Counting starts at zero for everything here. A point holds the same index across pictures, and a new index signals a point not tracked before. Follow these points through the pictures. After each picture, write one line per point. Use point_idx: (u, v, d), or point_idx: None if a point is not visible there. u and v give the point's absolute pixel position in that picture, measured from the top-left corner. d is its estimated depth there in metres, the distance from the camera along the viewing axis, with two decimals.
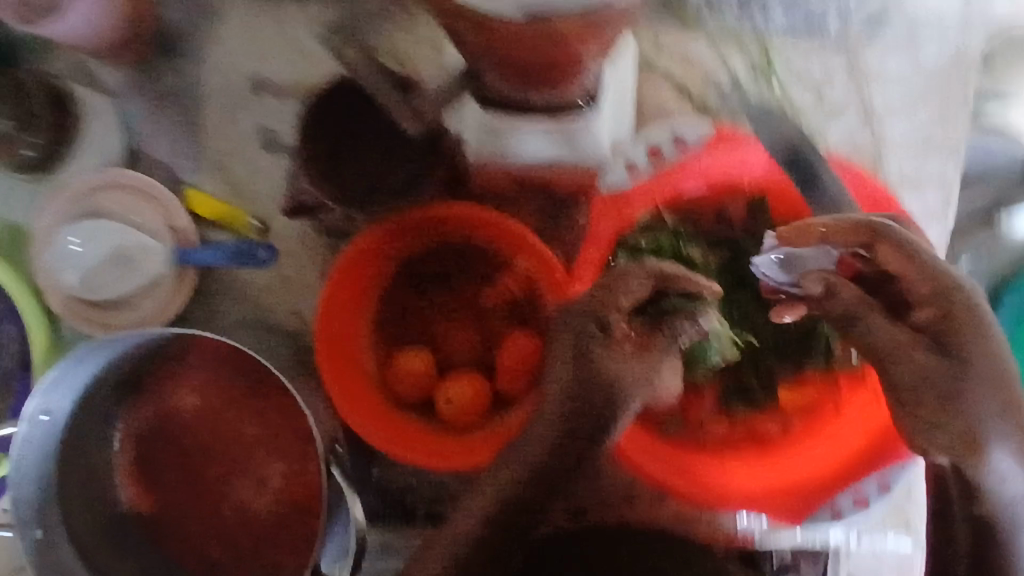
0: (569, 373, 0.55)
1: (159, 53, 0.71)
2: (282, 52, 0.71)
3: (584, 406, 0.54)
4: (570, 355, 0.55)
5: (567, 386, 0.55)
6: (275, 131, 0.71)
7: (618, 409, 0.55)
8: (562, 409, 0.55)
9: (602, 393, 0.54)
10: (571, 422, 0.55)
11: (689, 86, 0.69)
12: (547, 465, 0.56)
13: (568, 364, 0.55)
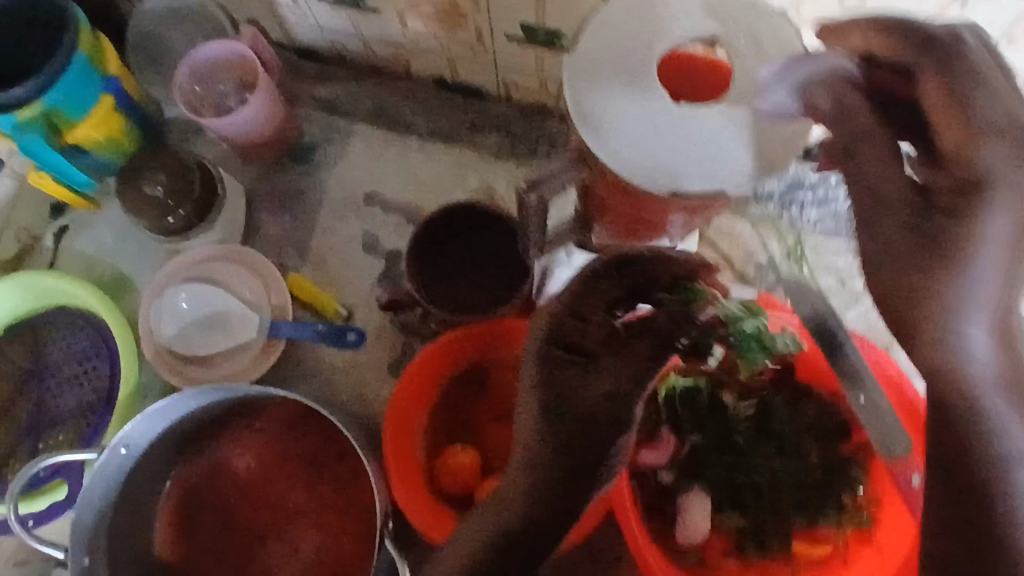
0: (551, 386, 0.57)
1: (292, 158, 0.84)
2: (393, 173, 0.84)
3: (574, 413, 0.56)
4: (554, 365, 0.57)
5: (558, 397, 0.56)
6: (374, 235, 0.82)
7: (610, 414, 0.56)
8: (554, 420, 0.56)
9: (591, 400, 0.57)
10: (567, 430, 0.55)
11: (731, 255, 0.81)
12: (551, 476, 0.54)
13: (554, 376, 0.57)
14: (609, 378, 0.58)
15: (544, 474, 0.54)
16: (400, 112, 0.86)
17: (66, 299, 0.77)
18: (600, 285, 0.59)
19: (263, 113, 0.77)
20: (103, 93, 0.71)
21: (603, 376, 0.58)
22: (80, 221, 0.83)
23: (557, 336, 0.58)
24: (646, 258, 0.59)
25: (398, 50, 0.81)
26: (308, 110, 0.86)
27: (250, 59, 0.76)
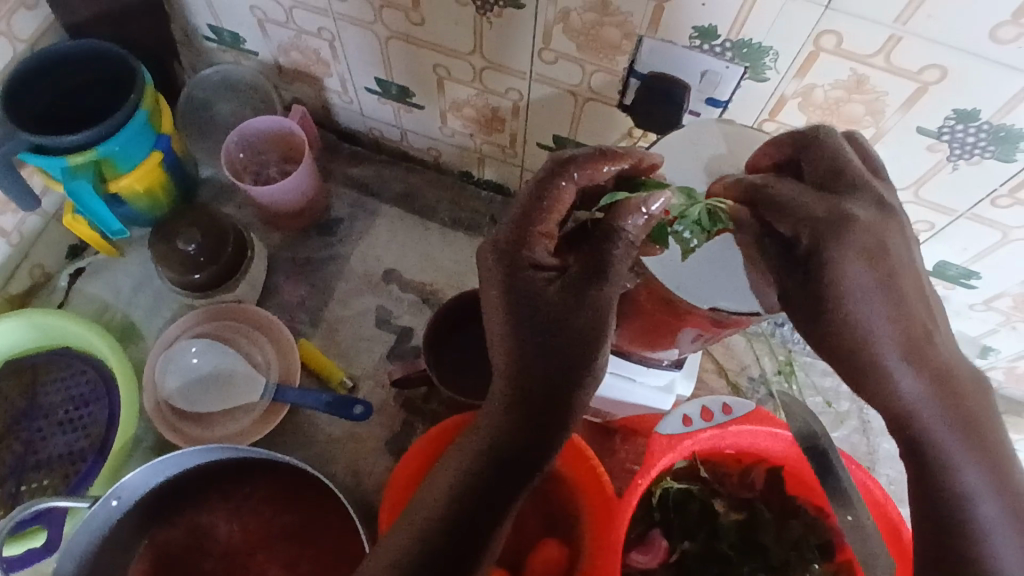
0: (514, 305, 0.45)
1: (317, 229, 0.88)
2: (411, 253, 0.88)
3: (550, 333, 0.44)
4: (519, 280, 0.45)
5: (527, 313, 0.44)
6: (388, 311, 0.84)
7: (585, 313, 0.44)
8: (523, 347, 0.44)
9: (573, 312, 0.44)
10: (539, 359, 0.43)
11: (726, 366, 0.85)
12: (519, 416, 0.43)
13: (520, 294, 0.45)
14: (593, 285, 0.45)
15: (512, 413, 0.43)
16: (425, 198, 0.91)
17: (71, 339, 0.77)
18: (567, 193, 0.47)
19: (302, 184, 0.81)
20: (154, 148, 0.75)
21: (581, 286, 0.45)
22: (99, 265, 0.84)
23: (515, 251, 0.46)
24: (592, 162, 0.48)
25: (433, 143, 0.88)
26: (339, 186, 0.91)
27: (297, 134, 0.81)
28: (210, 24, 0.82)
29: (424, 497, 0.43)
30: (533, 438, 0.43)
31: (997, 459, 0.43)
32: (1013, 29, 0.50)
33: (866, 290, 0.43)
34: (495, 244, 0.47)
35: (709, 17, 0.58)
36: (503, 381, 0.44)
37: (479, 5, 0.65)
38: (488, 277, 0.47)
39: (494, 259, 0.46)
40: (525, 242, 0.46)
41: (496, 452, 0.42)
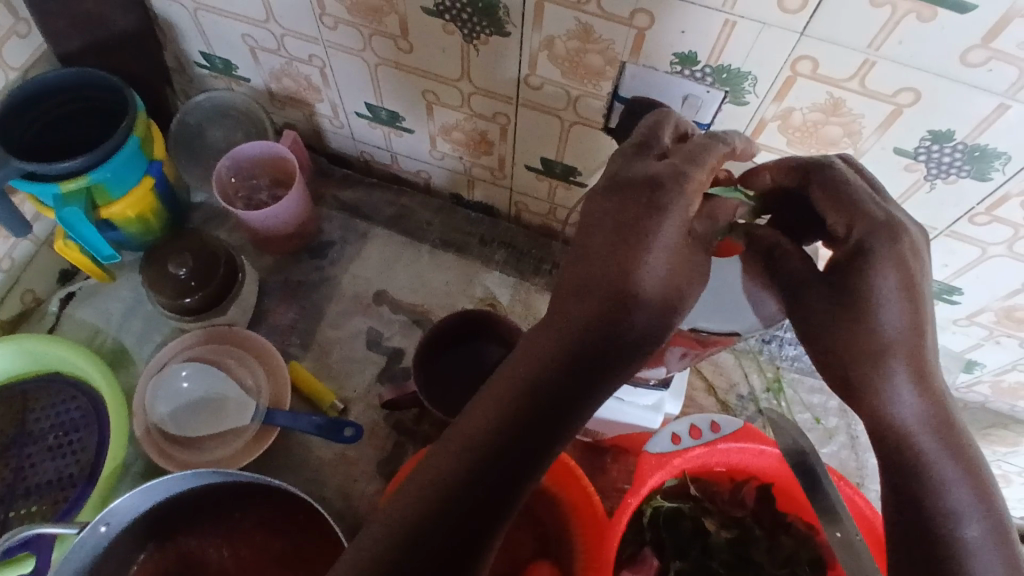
0: (601, 267, 0.45)
1: (308, 252, 0.89)
2: (401, 275, 0.88)
3: (614, 325, 0.44)
4: (613, 263, 0.45)
5: (603, 295, 0.45)
6: (379, 332, 0.85)
7: (668, 287, 0.45)
8: (588, 330, 0.44)
9: (642, 306, 0.44)
10: (597, 319, 0.44)
11: (715, 383, 0.86)
12: (558, 392, 0.43)
13: (604, 273, 0.45)
14: (681, 274, 0.46)
15: (557, 387, 0.43)
16: (417, 220, 0.92)
17: (62, 365, 0.77)
18: (704, 174, 0.46)
19: (293, 209, 0.82)
20: (145, 174, 0.76)
21: (669, 279, 0.45)
22: (90, 290, 0.84)
23: (638, 206, 0.45)
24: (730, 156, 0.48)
25: (424, 166, 0.89)
26: (330, 210, 0.92)
27: (288, 159, 0.82)
28: (201, 52, 0.83)
29: (448, 440, 0.44)
30: (568, 396, 0.44)
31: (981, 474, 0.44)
32: (981, 53, 0.52)
33: (889, 295, 0.44)
34: (605, 211, 0.46)
35: (688, 44, 0.60)
36: (556, 352, 0.44)
37: (466, 33, 0.67)
38: (590, 241, 0.46)
39: (600, 228, 0.46)
40: (648, 219, 0.45)
41: (527, 420, 0.43)
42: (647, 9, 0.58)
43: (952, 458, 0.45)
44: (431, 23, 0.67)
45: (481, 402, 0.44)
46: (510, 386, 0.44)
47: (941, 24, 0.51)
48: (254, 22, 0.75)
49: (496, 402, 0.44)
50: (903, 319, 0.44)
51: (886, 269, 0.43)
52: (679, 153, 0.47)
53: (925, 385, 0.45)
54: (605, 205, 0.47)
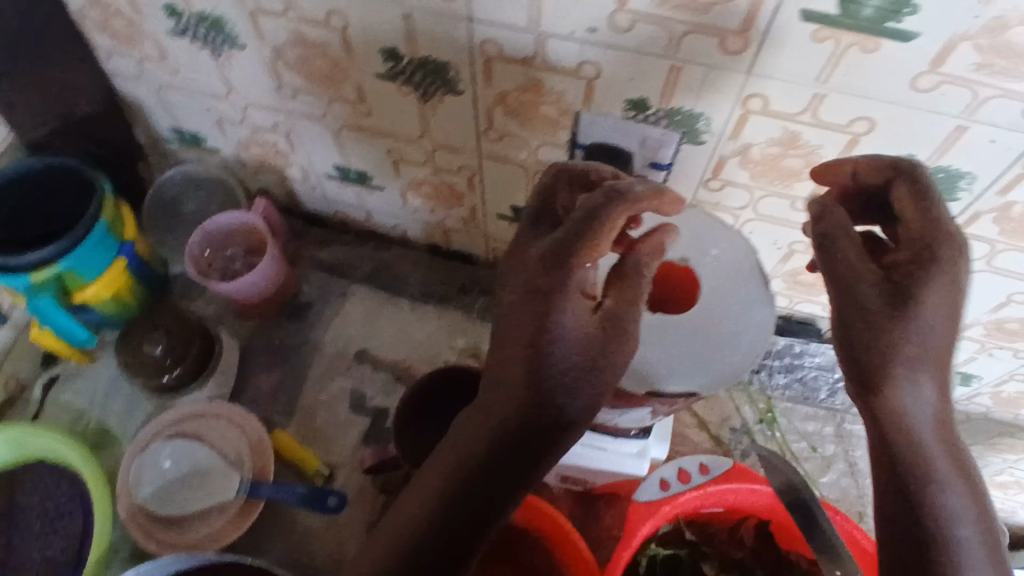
0: (512, 340, 0.46)
1: (286, 315, 0.87)
2: (381, 330, 0.87)
3: (536, 408, 0.45)
4: (524, 343, 0.45)
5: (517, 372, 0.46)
6: (363, 394, 0.83)
7: (590, 362, 0.45)
8: (511, 414, 0.46)
9: (562, 389, 0.45)
10: (516, 398, 0.46)
11: (707, 419, 0.84)
12: (482, 470, 0.46)
13: (513, 344, 0.46)
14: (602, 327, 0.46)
15: (484, 470, 0.46)
16: (395, 274, 0.91)
17: (45, 453, 0.77)
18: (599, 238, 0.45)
19: (270, 275, 0.82)
20: (117, 256, 0.76)
21: (586, 348, 0.45)
22: (71, 372, 0.84)
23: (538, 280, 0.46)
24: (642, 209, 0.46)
25: (397, 221, 0.90)
26: (307, 271, 0.90)
27: (259, 227, 0.81)
28: (170, 127, 0.85)
29: (402, 510, 0.49)
30: (501, 470, 0.46)
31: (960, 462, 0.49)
32: (931, 78, 0.52)
33: (941, 304, 0.46)
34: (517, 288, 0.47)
35: (637, 90, 0.60)
36: (483, 431, 0.47)
37: (420, 94, 0.67)
38: (502, 314, 0.48)
39: (509, 310, 0.47)
40: (552, 288, 0.45)
41: (462, 499, 0.46)
42: (592, 60, 0.58)
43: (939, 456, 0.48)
44: (385, 87, 0.67)
45: (420, 480, 0.49)
46: (448, 469, 0.47)
47: (884, 54, 0.51)
48: (218, 97, 0.77)
49: (437, 479, 0.48)
50: (938, 340, 0.46)
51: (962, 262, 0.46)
52: (575, 216, 0.46)
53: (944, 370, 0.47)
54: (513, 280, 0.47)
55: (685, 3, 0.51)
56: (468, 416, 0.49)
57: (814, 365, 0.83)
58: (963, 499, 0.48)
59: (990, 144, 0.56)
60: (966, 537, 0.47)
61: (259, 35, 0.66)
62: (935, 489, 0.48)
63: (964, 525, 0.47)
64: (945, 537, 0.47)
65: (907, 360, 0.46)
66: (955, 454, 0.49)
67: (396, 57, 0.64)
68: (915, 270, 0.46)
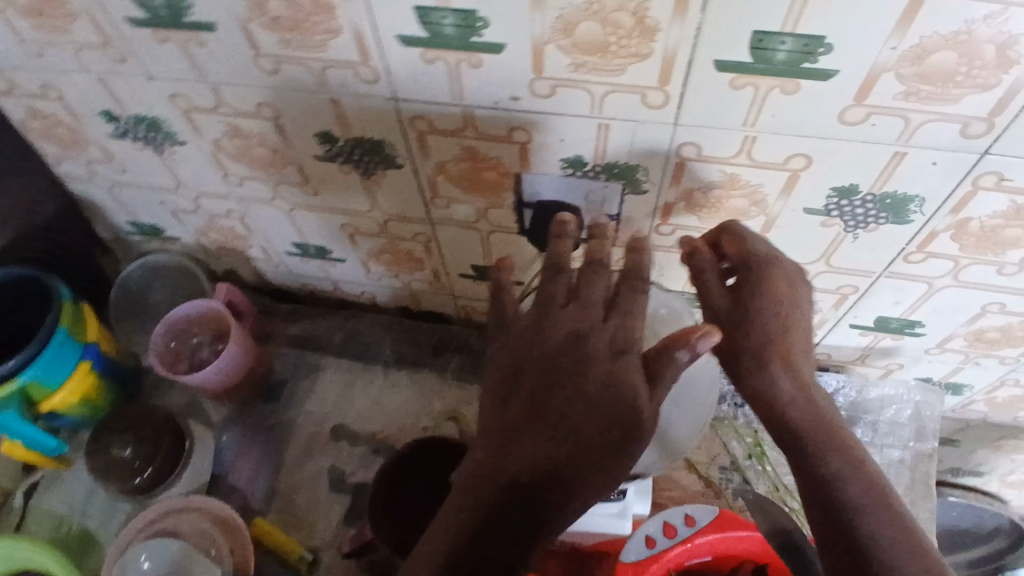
0: (541, 370, 0.46)
1: (261, 395, 0.87)
2: (356, 403, 0.86)
3: (573, 435, 0.44)
4: (562, 372, 0.46)
5: (580, 403, 0.44)
6: (343, 471, 0.82)
7: (628, 385, 0.44)
8: (545, 442, 0.44)
9: (600, 414, 0.44)
10: (549, 427, 0.44)
11: (695, 460, 0.82)
12: (535, 507, 0.42)
13: (570, 375, 0.45)
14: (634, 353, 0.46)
15: (510, 501, 0.42)
16: (366, 343, 0.90)
17: (27, 565, 0.76)
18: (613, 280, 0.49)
19: (237, 360, 0.81)
20: (81, 359, 0.76)
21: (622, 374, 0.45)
22: (50, 477, 0.84)
23: (561, 316, 0.48)
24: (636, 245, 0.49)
25: (364, 288, 0.90)
26: (279, 347, 0.90)
27: (224, 313, 0.81)
28: (128, 221, 0.85)
29: (413, 563, 0.43)
30: (529, 505, 0.42)
31: (832, 432, 0.53)
32: (859, 111, 0.51)
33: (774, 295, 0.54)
34: (541, 324, 0.48)
35: (570, 149, 0.60)
36: (511, 460, 0.44)
37: (362, 171, 0.67)
38: (529, 348, 0.48)
39: (538, 344, 0.48)
40: (584, 322, 0.47)
41: (486, 536, 0.42)
42: (522, 126, 0.58)
43: (812, 425, 0.53)
44: (327, 167, 0.67)
45: (440, 520, 0.44)
46: (470, 506, 0.43)
47: (807, 94, 0.50)
48: (168, 190, 0.77)
49: (456, 515, 0.43)
50: (777, 323, 0.54)
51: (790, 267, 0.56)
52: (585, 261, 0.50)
53: (783, 352, 0.54)
54: (537, 319, 0.49)
55: (599, 65, 0.51)
56: (487, 450, 0.45)
57: None
58: (840, 461, 0.51)
59: (933, 167, 0.55)
60: (856, 496, 0.50)
61: (196, 131, 0.67)
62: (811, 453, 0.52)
63: (847, 482, 0.50)
64: (831, 490, 0.50)
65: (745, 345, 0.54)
66: (830, 427, 0.53)
67: (331, 140, 0.64)
68: (753, 279, 0.55)
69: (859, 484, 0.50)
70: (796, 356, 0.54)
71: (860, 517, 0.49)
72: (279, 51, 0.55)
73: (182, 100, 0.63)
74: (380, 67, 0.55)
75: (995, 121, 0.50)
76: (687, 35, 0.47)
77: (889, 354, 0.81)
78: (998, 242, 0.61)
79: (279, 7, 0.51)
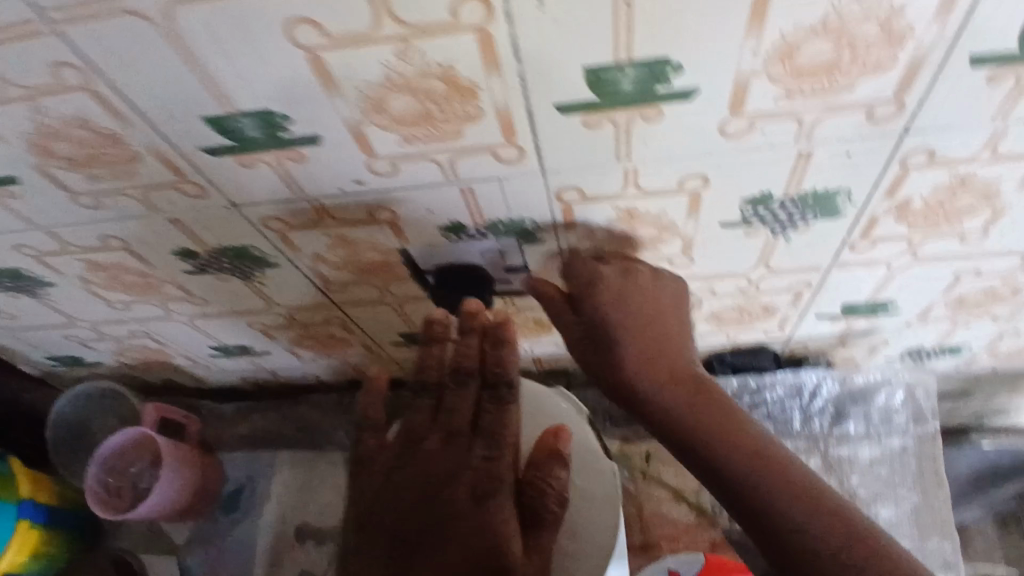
0: (408, 517, 0.43)
1: (222, 506, 0.82)
2: (319, 498, 0.81)
3: None
4: (427, 520, 0.42)
5: (444, 564, 0.40)
6: (317, 574, 0.78)
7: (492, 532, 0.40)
8: None
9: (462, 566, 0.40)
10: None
11: (682, 488, 0.77)
12: None
13: (438, 522, 0.42)
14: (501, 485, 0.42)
15: None
16: (319, 428, 0.84)
17: None
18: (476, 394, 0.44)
19: (181, 484, 0.77)
20: (19, 519, 0.73)
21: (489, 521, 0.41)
22: None
23: (424, 452, 0.44)
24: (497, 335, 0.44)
25: (305, 372, 0.84)
26: (230, 450, 0.85)
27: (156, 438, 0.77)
28: (45, 358, 0.81)
29: None
30: None
31: (703, 395, 0.53)
32: (741, 121, 0.44)
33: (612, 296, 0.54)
34: (407, 462, 0.44)
35: (444, 217, 0.53)
36: None
37: (242, 276, 0.61)
38: (395, 490, 0.44)
39: (404, 484, 0.44)
40: (448, 458, 0.43)
41: None
42: (383, 206, 0.52)
43: (678, 396, 0.53)
44: (204, 280, 0.62)
45: None
46: None
47: (674, 118, 0.43)
48: (65, 326, 0.72)
49: None
50: (625, 317, 0.53)
51: (614, 275, 0.55)
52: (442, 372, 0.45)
53: (638, 338, 0.53)
54: (401, 454, 0.45)
55: (432, 135, 0.44)
56: None
57: (776, 398, 0.78)
58: (710, 431, 0.51)
59: (847, 159, 0.47)
60: (732, 464, 0.49)
61: (58, 272, 0.61)
62: (683, 427, 0.52)
63: (721, 451, 0.50)
64: (706, 459, 0.50)
65: (599, 341, 0.54)
66: (699, 393, 0.53)
67: (193, 255, 0.58)
68: (585, 287, 0.55)
69: (734, 450, 0.50)
70: (654, 339, 0.54)
71: (776, 499, 0.47)
72: (92, 187, 0.50)
73: (28, 249, 0.58)
74: (204, 181, 0.49)
75: (904, 102, 0.42)
76: (513, 88, 0.40)
77: (869, 334, 0.73)
78: (949, 215, 0.53)
79: (68, 148, 0.46)
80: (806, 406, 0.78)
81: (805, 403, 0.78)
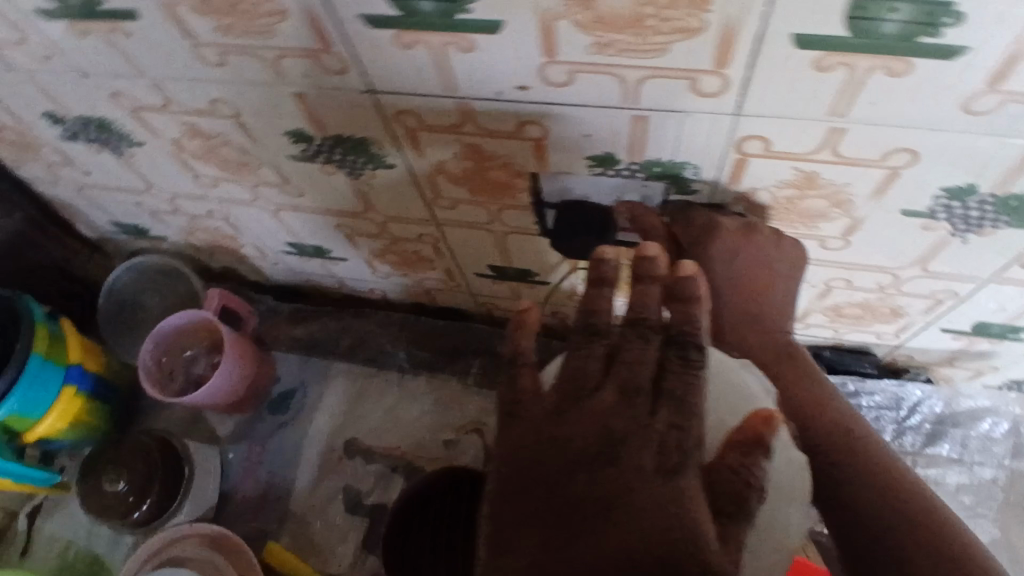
0: (572, 478, 0.35)
1: (270, 406, 0.79)
2: (371, 417, 0.78)
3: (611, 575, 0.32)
4: (598, 487, 0.34)
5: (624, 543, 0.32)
6: (358, 492, 0.75)
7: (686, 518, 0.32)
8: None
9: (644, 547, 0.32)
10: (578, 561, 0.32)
11: None
12: None
13: (612, 493, 0.34)
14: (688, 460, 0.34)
15: None
16: (378, 346, 0.81)
17: None
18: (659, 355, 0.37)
19: (236, 377, 0.74)
20: (65, 384, 0.70)
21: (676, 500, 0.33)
22: (54, 502, 0.79)
23: (598, 409, 0.36)
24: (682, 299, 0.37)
25: (372, 286, 0.80)
26: (283, 352, 0.82)
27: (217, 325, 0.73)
28: (110, 222, 0.76)
29: None
30: None
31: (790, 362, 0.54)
32: (991, 98, 0.37)
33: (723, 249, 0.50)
34: (572, 414, 0.37)
35: (598, 145, 0.47)
36: None
37: (348, 171, 0.56)
38: (552, 445, 0.36)
39: (567, 438, 0.36)
40: (627, 419, 0.35)
41: None
42: (535, 120, 0.45)
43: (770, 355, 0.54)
44: (307, 168, 0.56)
45: None
46: None
47: (920, 75, 0.36)
48: (140, 191, 0.67)
49: None
50: (738, 275, 0.52)
51: (735, 227, 0.50)
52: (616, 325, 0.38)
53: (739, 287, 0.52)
54: (562, 405, 0.37)
55: (630, 44, 0.38)
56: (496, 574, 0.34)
57: (873, 404, 0.74)
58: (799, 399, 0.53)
59: None
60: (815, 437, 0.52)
61: (151, 130, 0.56)
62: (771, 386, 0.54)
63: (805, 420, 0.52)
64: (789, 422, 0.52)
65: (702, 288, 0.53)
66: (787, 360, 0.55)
67: (306, 138, 0.52)
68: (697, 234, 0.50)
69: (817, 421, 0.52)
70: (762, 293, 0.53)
71: (851, 477, 0.50)
72: (220, 39, 0.44)
73: (126, 98, 0.52)
74: (347, 55, 0.43)
75: None
76: (752, 3, 0.34)
77: (984, 357, 0.67)
78: None
79: None
80: (900, 420, 0.74)
81: (900, 415, 0.74)
